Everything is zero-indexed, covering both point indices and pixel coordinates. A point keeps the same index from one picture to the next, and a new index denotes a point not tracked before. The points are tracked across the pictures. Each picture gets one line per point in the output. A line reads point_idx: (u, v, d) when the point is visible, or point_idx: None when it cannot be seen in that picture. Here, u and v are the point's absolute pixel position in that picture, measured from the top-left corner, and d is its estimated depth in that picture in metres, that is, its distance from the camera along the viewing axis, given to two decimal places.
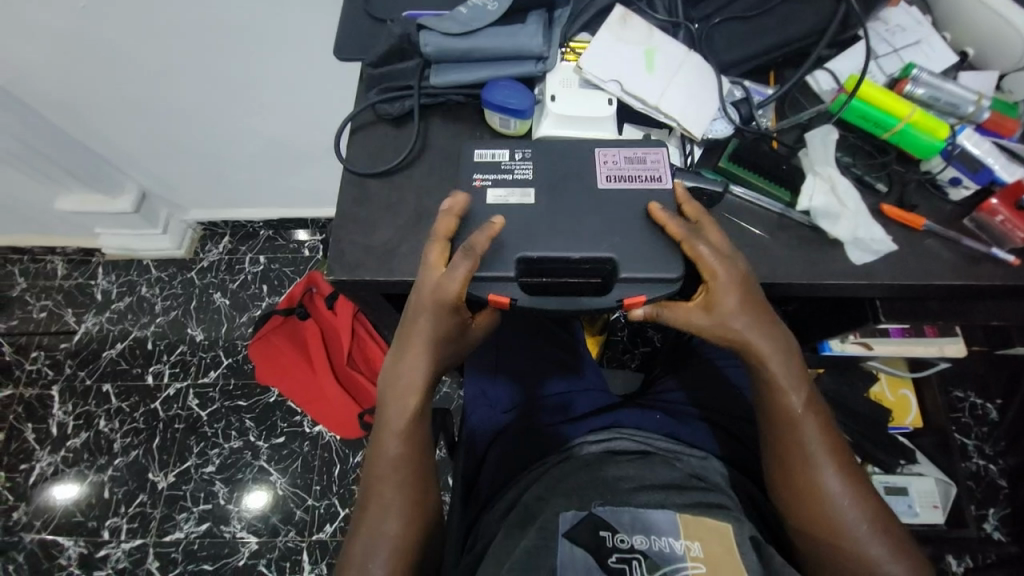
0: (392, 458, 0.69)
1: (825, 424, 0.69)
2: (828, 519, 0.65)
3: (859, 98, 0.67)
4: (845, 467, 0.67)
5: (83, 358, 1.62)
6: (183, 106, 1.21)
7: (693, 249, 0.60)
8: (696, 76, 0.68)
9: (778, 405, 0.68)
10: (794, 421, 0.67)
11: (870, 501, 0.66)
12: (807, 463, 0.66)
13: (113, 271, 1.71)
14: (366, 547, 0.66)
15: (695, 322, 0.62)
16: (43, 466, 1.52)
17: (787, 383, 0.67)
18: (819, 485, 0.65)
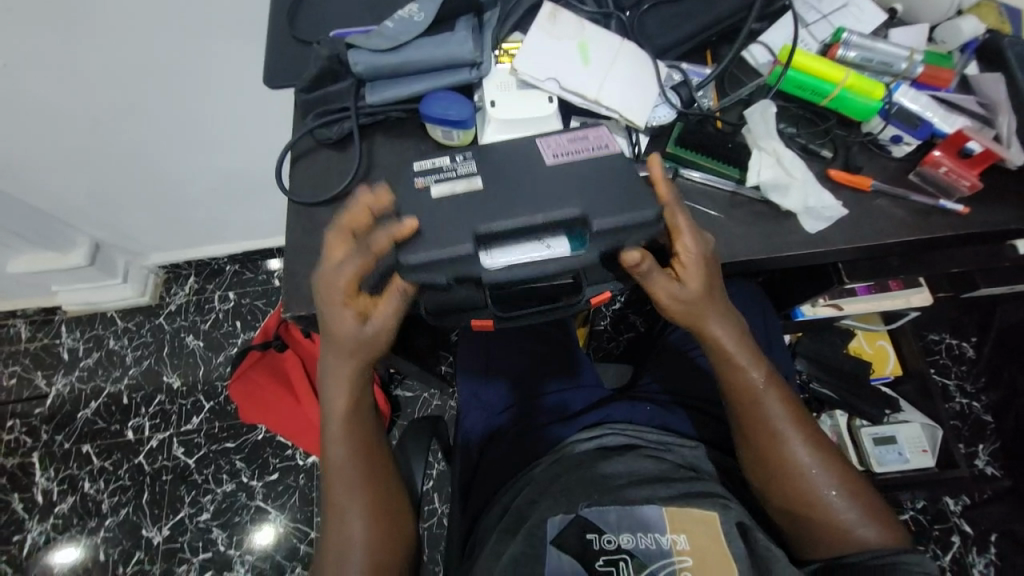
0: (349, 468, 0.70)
1: (789, 399, 0.69)
2: (801, 490, 0.66)
3: (794, 68, 0.67)
4: (811, 436, 0.68)
5: (58, 421, 1.56)
6: (124, 150, 1.17)
7: (674, 220, 0.61)
8: (633, 65, 0.67)
9: (736, 380, 0.68)
10: (754, 397, 0.68)
11: (838, 468, 0.67)
12: (774, 437, 0.67)
13: (78, 327, 1.64)
14: (338, 559, 0.67)
15: (666, 296, 0.63)
16: (33, 537, 1.46)
17: (743, 360, 0.68)
18: (789, 457, 0.67)
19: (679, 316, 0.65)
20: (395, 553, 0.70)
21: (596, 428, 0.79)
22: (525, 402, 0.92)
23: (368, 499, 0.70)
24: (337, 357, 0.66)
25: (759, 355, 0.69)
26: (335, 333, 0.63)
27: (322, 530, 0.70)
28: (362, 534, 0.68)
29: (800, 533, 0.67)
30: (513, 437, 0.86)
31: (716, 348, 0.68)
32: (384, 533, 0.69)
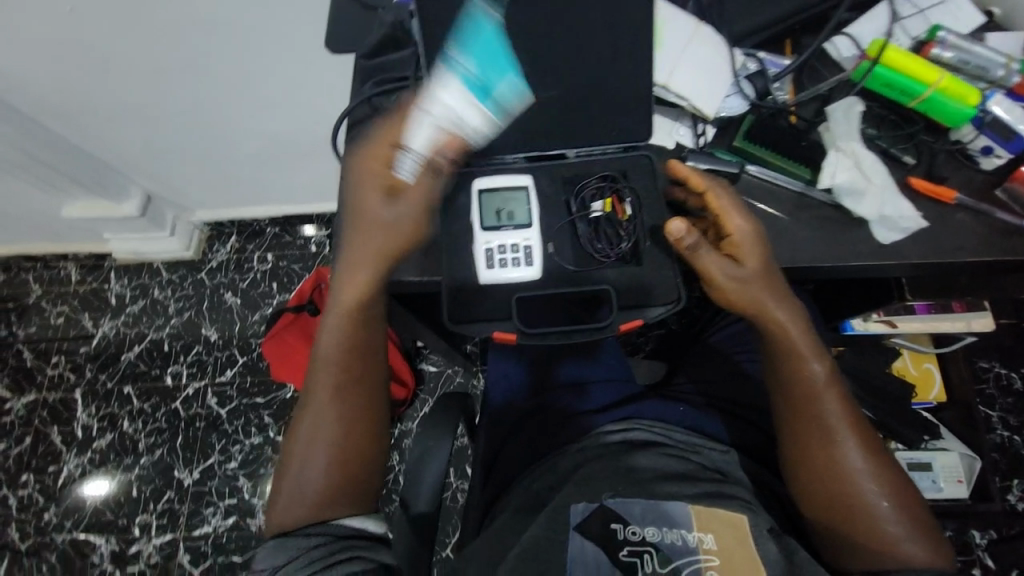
0: (332, 378, 0.71)
1: (848, 400, 0.66)
2: (847, 495, 0.63)
3: (884, 64, 0.63)
4: (866, 442, 0.65)
5: (102, 361, 1.65)
6: (179, 107, 1.19)
7: (715, 199, 0.61)
8: (708, 51, 0.64)
9: (796, 372, 0.66)
10: (813, 393, 0.65)
11: (891, 478, 0.64)
12: (825, 436, 0.65)
13: (126, 275, 1.72)
14: (303, 464, 0.69)
15: (721, 271, 0.61)
16: (71, 468, 1.56)
17: (806, 349, 0.66)
18: (840, 459, 0.64)
19: (732, 297, 0.63)
20: (356, 487, 0.70)
21: (622, 422, 0.78)
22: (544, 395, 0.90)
23: (344, 421, 0.70)
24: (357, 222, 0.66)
25: (819, 349, 0.67)
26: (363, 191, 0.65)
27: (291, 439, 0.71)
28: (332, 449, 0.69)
29: (846, 543, 0.63)
30: (539, 425, 0.85)
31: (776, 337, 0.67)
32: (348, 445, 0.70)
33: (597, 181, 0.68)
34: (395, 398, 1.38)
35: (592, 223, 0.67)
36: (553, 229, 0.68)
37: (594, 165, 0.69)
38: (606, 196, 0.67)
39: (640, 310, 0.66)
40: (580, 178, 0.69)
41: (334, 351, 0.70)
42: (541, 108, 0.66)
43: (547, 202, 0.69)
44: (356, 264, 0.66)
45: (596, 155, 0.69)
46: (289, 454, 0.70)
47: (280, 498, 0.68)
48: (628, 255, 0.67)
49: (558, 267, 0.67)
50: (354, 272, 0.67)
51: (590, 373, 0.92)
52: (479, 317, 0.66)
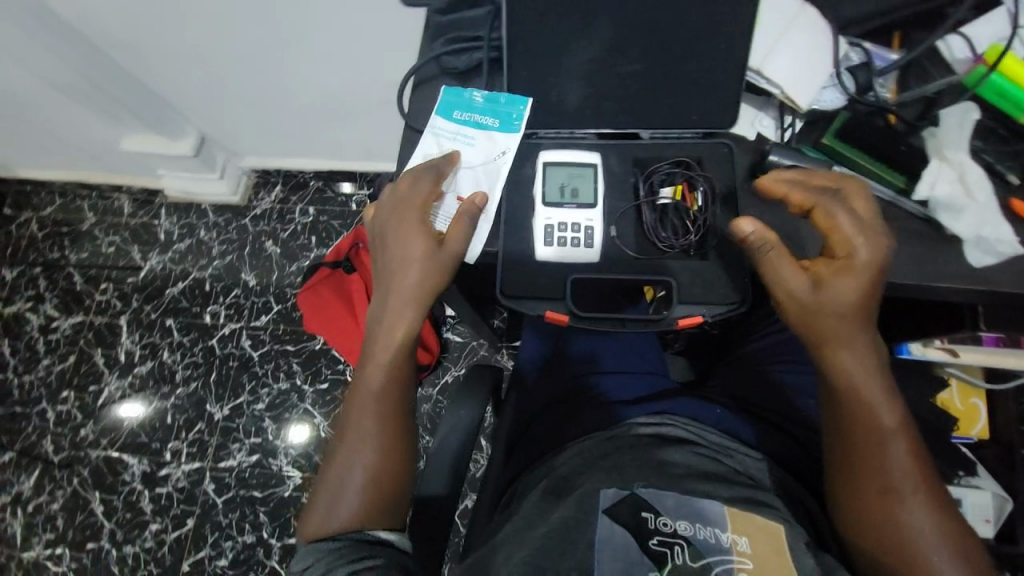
0: (371, 397, 0.70)
1: (911, 439, 0.63)
2: (897, 540, 0.60)
3: (1001, 72, 0.59)
4: (929, 490, 0.62)
5: (147, 293, 1.73)
6: (238, 52, 1.19)
7: (827, 215, 0.58)
8: (810, 35, 0.62)
9: (861, 417, 0.63)
10: (876, 436, 0.62)
11: (950, 528, 0.60)
12: (881, 479, 0.61)
13: (175, 213, 1.78)
14: (340, 475, 0.68)
15: (798, 293, 0.59)
16: (112, 389, 1.66)
17: (874, 394, 0.63)
18: (893, 504, 0.61)
19: (807, 323, 0.61)
20: (393, 498, 0.68)
21: (655, 416, 0.77)
22: (576, 379, 0.90)
23: (385, 434, 0.69)
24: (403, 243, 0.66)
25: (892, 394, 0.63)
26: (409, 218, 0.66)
27: (333, 448, 0.71)
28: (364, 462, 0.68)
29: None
30: (565, 408, 0.85)
31: (840, 372, 0.63)
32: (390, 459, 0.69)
33: (669, 167, 0.65)
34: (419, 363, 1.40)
35: (658, 210, 0.65)
36: (616, 212, 0.66)
37: (669, 149, 0.66)
38: (677, 182, 0.65)
39: (699, 307, 0.64)
40: (651, 161, 0.67)
41: (372, 371, 0.71)
42: (617, 85, 0.64)
43: (613, 182, 0.67)
44: (397, 294, 0.67)
45: (670, 139, 0.67)
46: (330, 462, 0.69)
47: (315, 509, 0.67)
48: (693, 248, 0.65)
49: (618, 250, 0.65)
50: (394, 299, 0.68)
51: (604, 354, 0.92)
52: (530, 293, 0.65)
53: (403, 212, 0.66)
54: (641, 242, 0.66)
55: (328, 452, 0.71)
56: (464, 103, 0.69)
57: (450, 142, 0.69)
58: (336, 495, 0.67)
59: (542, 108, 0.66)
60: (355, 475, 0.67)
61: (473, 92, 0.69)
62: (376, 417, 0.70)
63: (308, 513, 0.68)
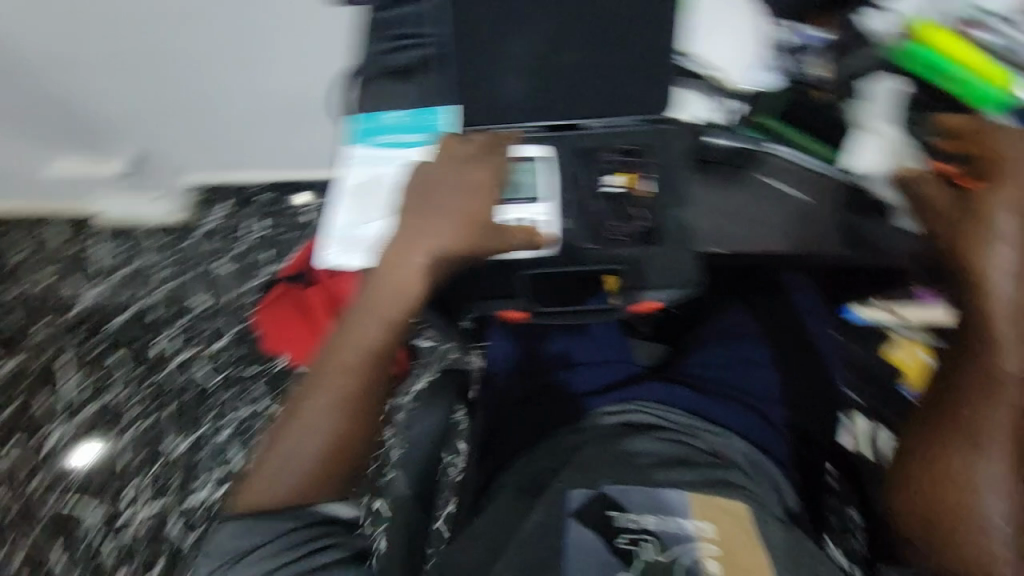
0: (347, 362, 0.65)
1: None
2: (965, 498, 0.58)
3: (915, 41, 0.66)
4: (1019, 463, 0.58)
5: (91, 327, 1.61)
6: (169, 64, 1.13)
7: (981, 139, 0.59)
8: (740, 22, 0.69)
9: (982, 368, 0.58)
10: (992, 389, 0.57)
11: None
12: (975, 434, 0.58)
13: (114, 239, 1.67)
14: (300, 433, 0.64)
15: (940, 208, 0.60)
16: (59, 434, 1.54)
17: (1008, 343, 0.56)
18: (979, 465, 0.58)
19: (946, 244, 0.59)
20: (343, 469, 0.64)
21: (620, 403, 0.80)
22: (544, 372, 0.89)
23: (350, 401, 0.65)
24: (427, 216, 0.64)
25: None
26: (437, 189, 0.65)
27: (296, 403, 0.66)
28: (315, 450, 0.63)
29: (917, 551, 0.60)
30: (541, 400, 0.85)
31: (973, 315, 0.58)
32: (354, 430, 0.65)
33: (619, 155, 0.66)
34: None
35: (610, 198, 0.66)
36: (569, 204, 0.67)
37: (616, 137, 0.66)
38: (627, 170, 0.66)
39: (655, 292, 0.65)
40: (600, 149, 0.67)
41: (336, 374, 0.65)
42: (557, 81, 0.65)
43: (565, 174, 0.67)
44: (400, 262, 0.64)
45: (618, 126, 0.67)
46: (290, 417, 0.65)
47: (251, 484, 0.64)
48: (647, 234, 0.66)
49: (573, 243, 0.66)
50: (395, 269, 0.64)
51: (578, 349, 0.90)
52: (492, 295, 0.67)
53: (436, 182, 0.66)
54: (597, 233, 0.67)
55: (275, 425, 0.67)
56: (381, 127, 0.71)
57: (377, 166, 0.70)
58: (278, 474, 0.63)
59: (488, 107, 0.67)
60: (302, 462, 0.63)
61: (389, 114, 0.72)
62: (332, 416, 0.64)
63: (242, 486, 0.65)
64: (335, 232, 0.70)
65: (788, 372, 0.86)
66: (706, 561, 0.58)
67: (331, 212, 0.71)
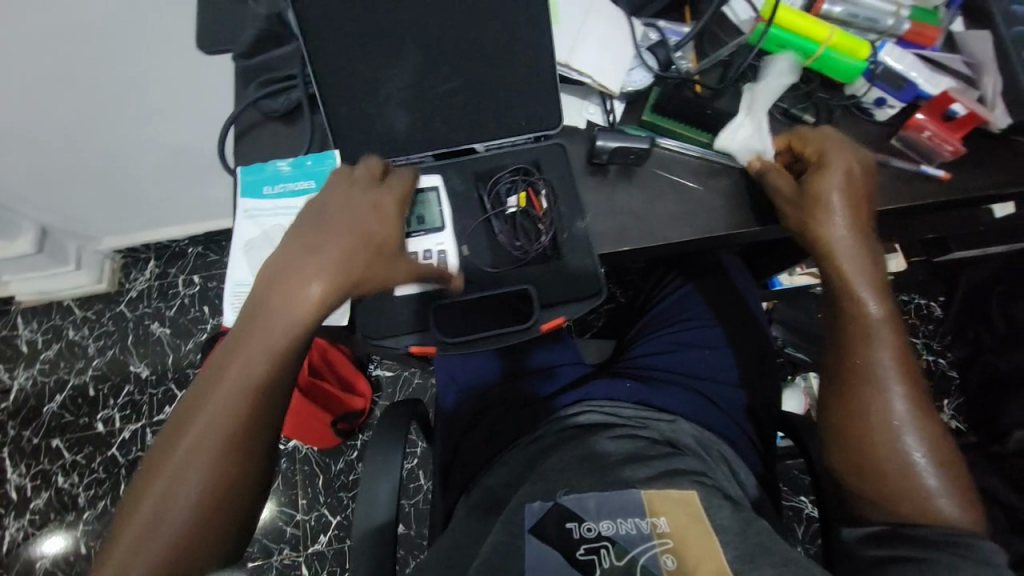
0: (221, 403, 0.55)
1: (911, 366, 0.62)
2: (894, 456, 0.59)
3: (777, 26, 0.67)
4: (925, 409, 0.61)
5: (22, 416, 1.50)
6: (56, 129, 1.06)
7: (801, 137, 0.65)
8: (604, 24, 0.67)
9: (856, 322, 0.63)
10: (873, 339, 0.62)
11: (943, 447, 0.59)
12: (879, 389, 0.61)
13: (34, 319, 1.55)
14: (162, 493, 0.52)
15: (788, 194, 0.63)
16: (12, 532, 1.42)
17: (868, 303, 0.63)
18: (891, 418, 0.60)
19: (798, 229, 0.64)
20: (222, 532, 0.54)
21: (576, 406, 0.80)
22: (492, 387, 0.88)
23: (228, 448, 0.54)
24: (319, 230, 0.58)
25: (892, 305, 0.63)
26: (332, 201, 0.59)
27: (157, 457, 0.54)
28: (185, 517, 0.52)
29: (873, 509, 0.59)
30: (499, 415, 0.84)
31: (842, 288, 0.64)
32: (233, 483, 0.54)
33: (510, 176, 0.67)
34: (354, 410, 1.36)
35: (508, 219, 0.67)
36: (467, 229, 0.68)
37: (504, 158, 0.68)
38: (520, 190, 0.67)
39: (560, 308, 0.67)
40: (491, 172, 0.69)
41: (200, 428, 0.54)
42: (444, 101, 0.64)
43: (468, 193, 0.68)
44: (290, 279, 0.56)
45: (506, 148, 0.68)
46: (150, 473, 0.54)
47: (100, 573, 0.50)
48: (549, 249, 0.67)
49: (477, 269, 0.67)
50: (281, 291, 0.56)
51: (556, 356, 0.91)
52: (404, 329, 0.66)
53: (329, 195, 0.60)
54: (497, 253, 0.68)
55: (136, 478, 0.54)
56: (271, 177, 0.65)
57: (269, 218, 0.64)
58: (132, 556, 0.50)
59: (381, 136, 0.65)
60: (168, 534, 0.51)
61: (276, 162, 0.66)
62: (200, 468, 0.53)
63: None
64: (232, 286, 0.62)
65: (726, 348, 0.87)
66: (664, 557, 0.54)
67: (228, 267, 0.63)
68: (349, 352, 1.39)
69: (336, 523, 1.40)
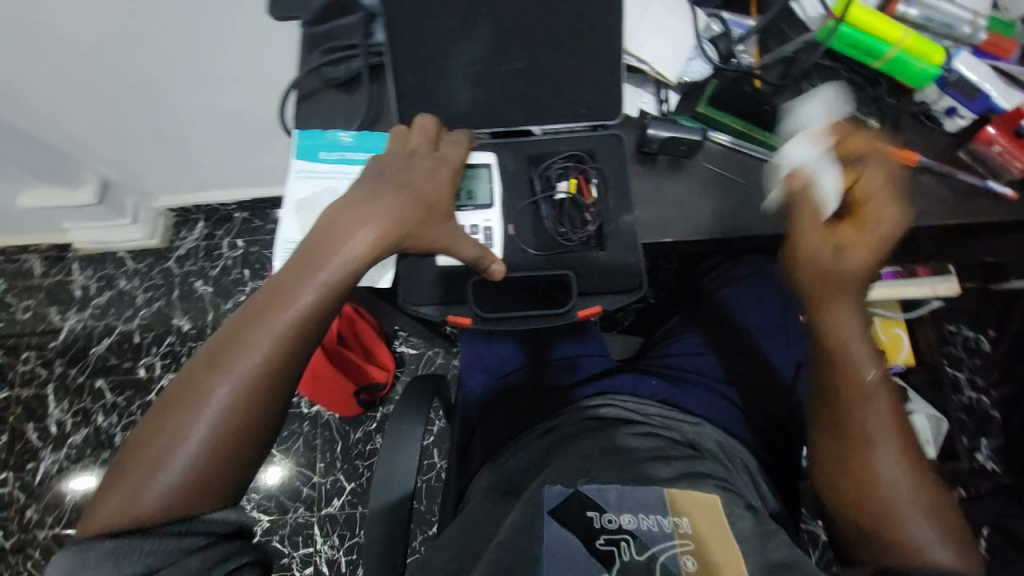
0: (246, 346, 0.55)
1: (898, 420, 0.59)
2: (868, 503, 0.58)
3: (848, 24, 0.65)
4: (909, 457, 0.58)
5: (72, 355, 1.60)
6: (128, 86, 1.11)
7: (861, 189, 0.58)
8: (667, 14, 0.67)
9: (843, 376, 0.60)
10: (860, 398, 0.59)
11: (928, 489, 0.58)
12: (863, 442, 0.59)
13: (90, 266, 1.66)
14: (178, 424, 0.53)
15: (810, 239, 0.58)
16: (47, 464, 1.52)
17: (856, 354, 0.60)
18: (872, 466, 0.58)
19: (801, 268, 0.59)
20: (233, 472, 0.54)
21: (598, 398, 0.79)
22: (517, 372, 0.89)
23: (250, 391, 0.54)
24: (369, 191, 0.59)
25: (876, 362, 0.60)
26: (388, 163, 0.61)
27: (179, 388, 0.54)
28: (196, 454, 0.53)
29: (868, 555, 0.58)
30: (520, 398, 0.85)
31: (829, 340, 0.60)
32: (247, 427, 0.55)
33: (561, 162, 0.68)
34: (376, 382, 1.41)
35: (557, 204, 0.68)
36: (514, 209, 0.69)
37: (560, 143, 0.69)
38: (571, 177, 0.68)
39: (600, 296, 0.67)
40: (543, 157, 0.69)
41: (224, 370, 0.54)
42: (500, 79, 0.65)
43: (515, 173, 0.69)
44: (338, 236, 0.57)
45: (564, 133, 0.69)
46: (170, 404, 0.54)
47: (112, 492, 0.52)
48: (593, 239, 0.68)
49: (518, 250, 0.68)
50: (325, 244, 0.57)
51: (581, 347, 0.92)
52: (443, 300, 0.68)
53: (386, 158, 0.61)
54: (540, 237, 0.69)
55: (154, 408, 0.54)
56: (329, 143, 0.67)
57: (324, 181, 0.66)
58: (146, 479, 0.51)
59: (436, 109, 0.66)
60: (178, 467, 0.52)
61: (337, 131, 0.68)
62: (216, 407, 0.53)
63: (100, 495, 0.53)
64: (283, 244, 0.64)
65: (758, 357, 0.85)
66: (684, 558, 0.54)
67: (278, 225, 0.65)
68: (376, 325, 1.42)
69: (350, 489, 1.44)
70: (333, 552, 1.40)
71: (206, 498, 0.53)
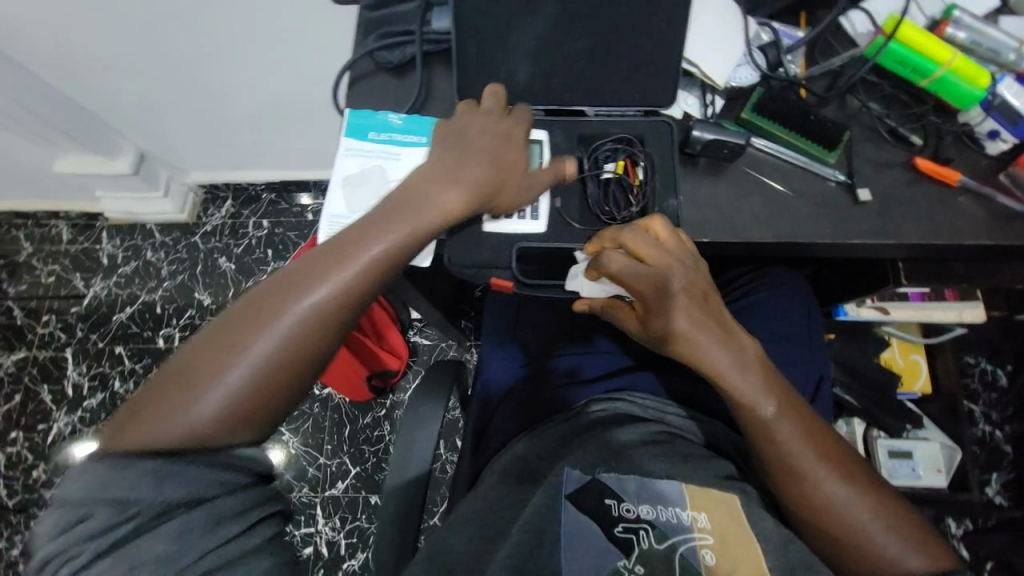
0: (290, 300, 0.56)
1: (820, 446, 0.61)
2: (836, 523, 0.59)
3: (897, 40, 0.66)
4: (851, 473, 0.61)
5: (93, 321, 1.64)
6: (176, 61, 1.15)
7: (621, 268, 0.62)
8: (719, 18, 0.68)
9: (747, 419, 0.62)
10: (769, 432, 0.61)
11: (885, 501, 0.60)
12: (800, 473, 0.60)
13: (118, 235, 1.70)
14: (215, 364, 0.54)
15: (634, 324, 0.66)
16: (61, 426, 1.56)
17: (754, 399, 0.61)
18: (824, 494, 0.59)
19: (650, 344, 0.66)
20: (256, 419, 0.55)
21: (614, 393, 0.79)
22: (538, 360, 0.90)
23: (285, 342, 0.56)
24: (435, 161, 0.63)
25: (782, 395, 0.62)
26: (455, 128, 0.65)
27: (220, 330, 0.56)
28: (234, 387, 0.54)
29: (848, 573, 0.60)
30: (537, 390, 0.86)
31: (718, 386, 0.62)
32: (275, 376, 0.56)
33: (612, 144, 0.69)
34: (389, 368, 1.42)
35: (602, 184, 0.69)
36: (562, 184, 0.70)
37: (613, 126, 0.71)
38: (620, 159, 0.69)
39: None
40: (597, 136, 0.71)
41: (273, 310, 0.56)
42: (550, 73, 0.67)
43: (559, 163, 0.71)
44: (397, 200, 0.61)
45: (615, 116, 0.71)
46: (209, 343, 0.55)
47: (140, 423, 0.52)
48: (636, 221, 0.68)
49: (565, 221, 0.70)
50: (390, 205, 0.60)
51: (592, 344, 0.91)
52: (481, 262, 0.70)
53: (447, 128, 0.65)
54: (585, 213, 0.70)
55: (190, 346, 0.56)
56: (379, 124, 0.70)
57: (372, 160, 0.68)
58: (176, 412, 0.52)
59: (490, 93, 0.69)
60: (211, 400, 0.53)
61: (387, 113, 0.70)
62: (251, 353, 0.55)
63: (135, 412, 0.53)
64: (328, 217, 0.66)
65: (783, 365, 0.83)
66: (703, 551, 0.54)
67: (324, 200, 0.67)
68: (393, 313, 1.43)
69: (355, 473, 1.46)
70: (334, 534, 1.42)
71: (243, 426, 0.54)
